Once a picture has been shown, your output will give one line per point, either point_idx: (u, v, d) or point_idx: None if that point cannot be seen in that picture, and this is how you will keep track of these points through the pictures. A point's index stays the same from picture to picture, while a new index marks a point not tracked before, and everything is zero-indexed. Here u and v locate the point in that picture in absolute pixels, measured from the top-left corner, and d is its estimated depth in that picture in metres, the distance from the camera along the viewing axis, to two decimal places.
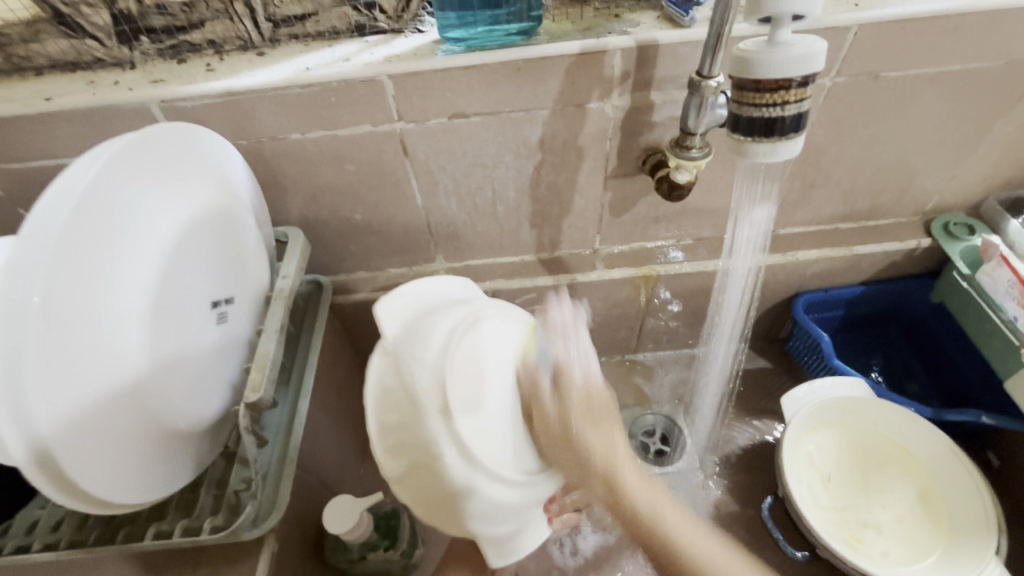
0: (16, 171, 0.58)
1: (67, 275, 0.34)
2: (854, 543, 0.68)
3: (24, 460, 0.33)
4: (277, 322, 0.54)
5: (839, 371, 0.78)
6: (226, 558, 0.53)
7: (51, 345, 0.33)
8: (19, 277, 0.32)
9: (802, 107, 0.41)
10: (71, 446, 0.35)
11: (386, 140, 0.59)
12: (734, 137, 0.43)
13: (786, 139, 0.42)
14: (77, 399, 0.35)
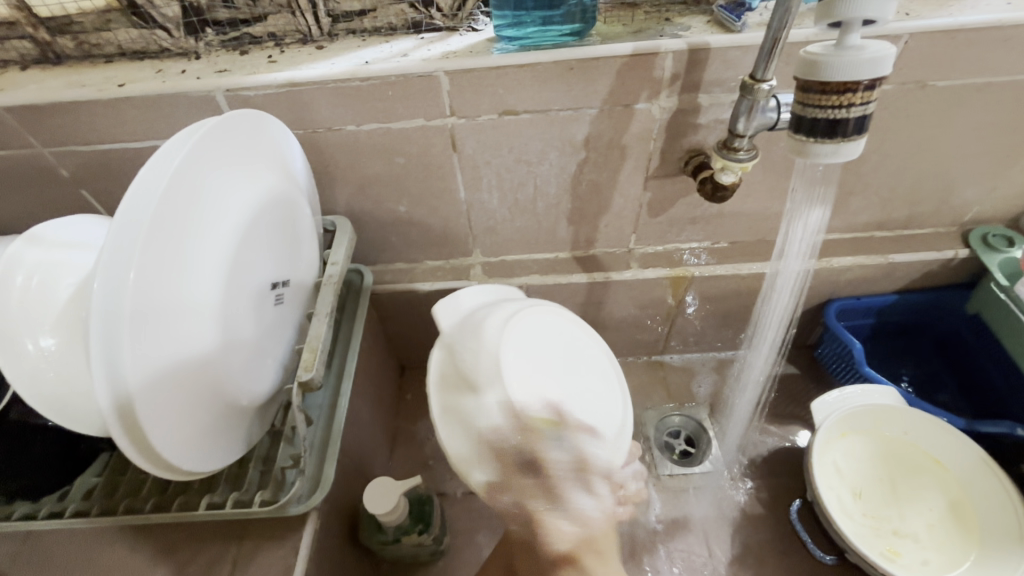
0: (84, 152, 0.61)
1: (158, 250, 0.37)
2: (889, 555, 0.68)
3: (113, 419, 0.36)
4: (328, 306, 0.56)
5: (871, 380, 0.78)
6: (270, 533, 0.55)
7: (139, 314, 0.36)
8: (119, 250, 0.35)
9: (868, 109, 0.41)
10: (150, 409, 0.38)
11: (436, 134, 0.61)
12: (796, 138, 0.44)
13: (849, 141, 0.43)
14: (157, 366, 0.38)
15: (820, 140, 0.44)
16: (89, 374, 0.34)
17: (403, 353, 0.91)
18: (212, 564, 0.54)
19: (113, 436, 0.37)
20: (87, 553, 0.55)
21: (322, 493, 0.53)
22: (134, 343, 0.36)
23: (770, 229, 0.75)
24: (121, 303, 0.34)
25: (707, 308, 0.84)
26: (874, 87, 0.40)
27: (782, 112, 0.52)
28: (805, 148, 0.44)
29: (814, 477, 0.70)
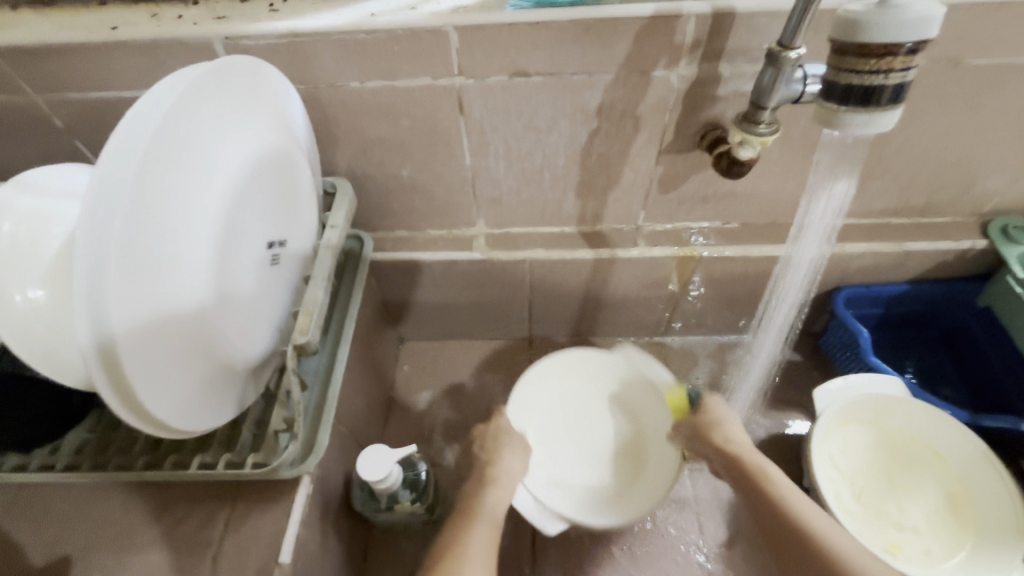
0: (77, 101, 0.59)
1: (148, 193, 0.35)
2: (892, 551, 0.66)
3: (96, 366, 0.34)
4: (325, 270, 0.54)
5: (876, 369, 0.76)
6: (262, 495, 0.54)
7: (127, 258, 0.34)
8: (106, 190, 0.33)
9: (906, 77, 0.39)
10: (136, 359, 0.36)
11: (443, 95, 0.58)
12: (825, 106, 0.42)
13: (883, 111, 0.41)
14: (145, 315, 0.37)
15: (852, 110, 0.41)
16: (72, 316, 0.33)
17: (401, 323, 0.90)
18: (203, 523, 0.53)
19: (96, 385, 0.35)
20: (79, 507, 0.55)
21: (315, 459, 0.53)
22: (122, 289, 0.34)
23: (783, 213, 0.73)
24: (108, 245, 0.33)
25: (712, 291, 0.83)
26: (915, 51, 0.38)
27: (809, 85, 0.49)
28: (835, 117, 0.42)
29: (812, 465, 0.69)
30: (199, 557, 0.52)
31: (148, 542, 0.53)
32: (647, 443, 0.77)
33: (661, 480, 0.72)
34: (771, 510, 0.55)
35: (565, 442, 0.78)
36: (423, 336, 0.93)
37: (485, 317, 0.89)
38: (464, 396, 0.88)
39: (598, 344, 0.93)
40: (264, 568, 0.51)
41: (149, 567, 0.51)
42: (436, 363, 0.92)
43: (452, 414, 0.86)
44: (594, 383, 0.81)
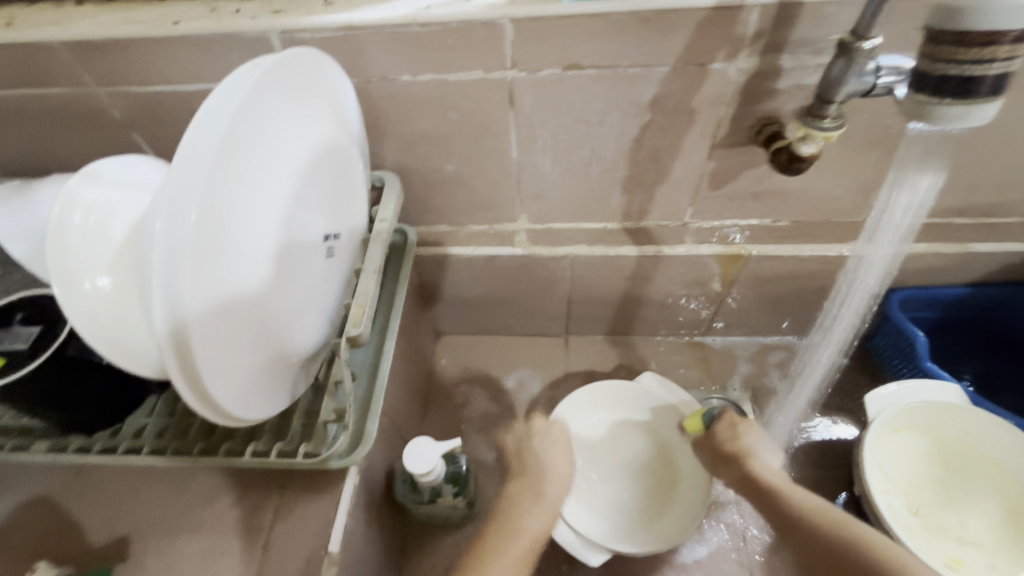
0: (137, 94, 0.60)
1: (221, 179, 0.36)
2: (955, 567, 0.63)
3: (167, 347, 0.35)
4: (376, 264, 0.55)
5: (934, 375, 0.74)
6: (312, 485, 0.55)
7: (200, 242, 0.35)
8: (183, 174, 0.34)
9: (1010, 66, 0.37)
10: (202, 342, 0.37)
11: (494, 88, 0.57)
12: (916, 99, 0.40)
13: (981, 103, 0.39)
14: (213, 299, 0.37)
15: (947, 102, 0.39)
16: (148, 296, 0.34)
17: (438, 317, 0.90)
18: (256, 509, 0.55)
19: (165, 366, 0.36)
20: (138, 490, 0.57)
21: (365, 448, 0.54)
22: (194, 271, 0.35)
23: (838, 212, 0.70)
24: (184, 228, 0.34)
25: (758, 291, 0.80)
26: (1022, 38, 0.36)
27: (882, 76, 0.46)
28: (927, 110, 0.40)
29: (865, 472, 0.67)
30: (252, 542, 0.53)
31: (204, 525, 0.54)
32: (673, 471, 0.75)
33: (687, 513, 0.70)
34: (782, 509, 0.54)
35: (589, 468, 0.76)
36: (460, 331, 0.94)
37: (523, 313, 0.88)
38: (500, 392, 0.88)
39: (635, 342, 0.91)
40: (314, 555, 0.52)
41: (205, 549, 0.53)
42: (472, 358, 0.92)
43: (489, 409, 0.86)
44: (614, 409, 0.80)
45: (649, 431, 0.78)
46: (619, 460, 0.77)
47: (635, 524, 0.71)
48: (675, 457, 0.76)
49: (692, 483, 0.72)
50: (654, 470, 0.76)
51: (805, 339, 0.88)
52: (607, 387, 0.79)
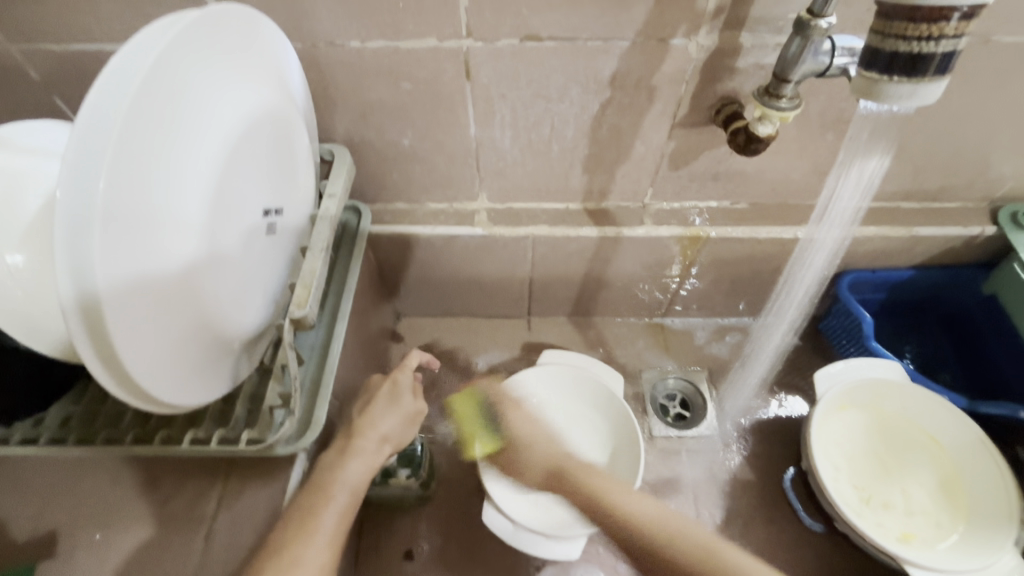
0: (55, 51, 0.55)
1: (136, 141, 0.33)
2: (905, 540, 0.67)
3: (77, 323, 0.33)
4: (323, 241, 0.52)
5: (876, 353, 0.76)
6: (258, 472, 0.53)
7: (112, 209, 0.33)
8: (89, 135, 0.31)
9: (958, 44, 0.37)
10: (120, 318, 0.34)
11: (449, 57, 0.55)
12: (867, 77, 0.40)
13: (929, 82, 0.39)
14: (130, 272, 0.35)
15: (897, 80, 0.40)
16: (53, 266, 0.31)
17: (397, 297, 0.88)
18: (197, 499, 0.52)
19: (76, 344, 0.33)
20: (66, 480, 0.53)
21: (312, 435, 0.51)
22: (105, 241, 0.33)
23: (794, 194, 0.71)
24: (91, 192, 0.31)
25: (716, 274, 0.81)
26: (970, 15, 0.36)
27: (836, 57, 0.47)
28: (877, 88, 0.40)
29: (811, 449, 0.69)
30: (194, 533, 0.51)
31: (138, 518, 0.51)
32: (607, 440, 0.77)
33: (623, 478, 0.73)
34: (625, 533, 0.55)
35: None
36: (421, 313, 0.92)
37: (484, 295, 0.87)
38: (461, 374, 0.87)
39: (597, 324, 0.91)
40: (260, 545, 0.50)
41: (141, 542, 0.50)
42: (433, 340, 0.90)
43: (451, 392, 0.85)
44: (538, 388, 0.81)
45: (573, 410, 0.80)
46: None
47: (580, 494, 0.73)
48: (603, 427, 0.78)
49: (625, 452, 0.75)
50: (588, 443, 0.78)
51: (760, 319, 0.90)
52: (527, 373, 0.80)
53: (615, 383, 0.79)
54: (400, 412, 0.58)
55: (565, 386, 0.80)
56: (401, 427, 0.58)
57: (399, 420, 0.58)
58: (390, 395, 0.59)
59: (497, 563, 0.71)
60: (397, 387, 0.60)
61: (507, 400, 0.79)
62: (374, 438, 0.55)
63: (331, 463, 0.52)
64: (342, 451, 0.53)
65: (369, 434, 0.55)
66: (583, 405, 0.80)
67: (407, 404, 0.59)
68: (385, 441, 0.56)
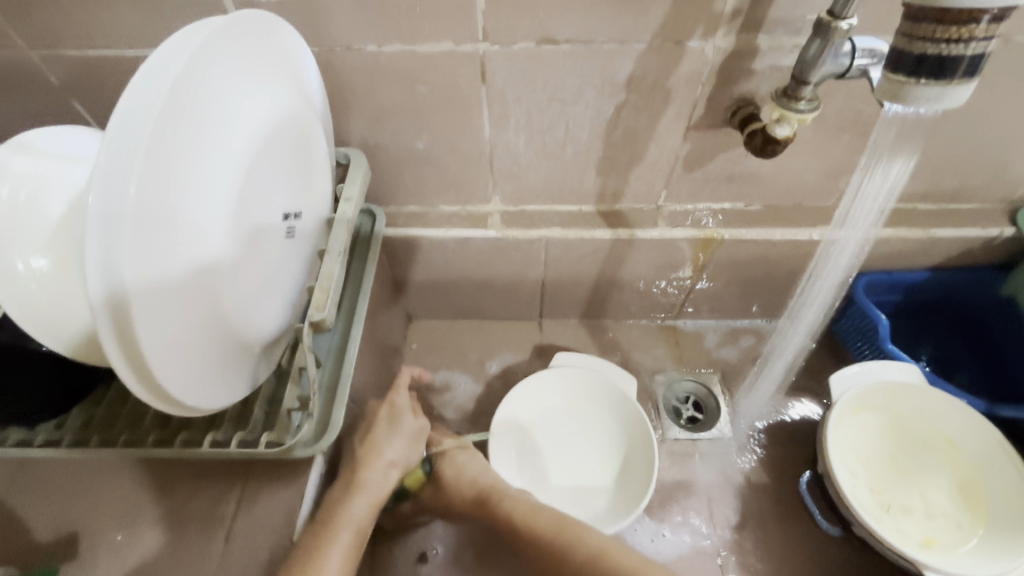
0: (76, 57, 0.55)
1: (166, 145, 0.34)
2: (926, 545, 0.67)
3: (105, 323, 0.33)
4: (341, 244, 0.52)
5: (893, 356, 0.75)
6: (276, 474, 0.53)
7: (142, 211, 0.33)
8: (121, 139, 0.32)
9: (986, 47, 0.37)
10: (147, 319, 0.35)
11: (465, 61, 0.55)
12: (893, 80, 0.40)
13: (956, 85, 0.38)
14: (157, 274, 0.35)
15: (923, 83, 0.39)
16: (84, 267, 0.32)
17: (408, 300, 0.88)
18: (216, 500, 0.53)
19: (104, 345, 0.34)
20: (87, 482, 0.54)
21: (330, 438, 0.52)
22: (134, 243, 0.33)
23: (808, 195, 0.71)
24: (122, 194, 0.32)
25: (730, 276, 0.81)
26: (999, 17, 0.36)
27: (857, 58, 0.46)
28: (903, 91, 0.40)
29: (827, 453, 0.69)
30: (213, 533, 0.51)
31: (157, 519, 0.52)
32: (622, 442, 0.77)
33: (639, 480, 0.73)
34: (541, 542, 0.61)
35: (543, 448, 0.78)
36: (432, 315, 0.92)
37: (495, 297, 0.87)
38: (473, 376, 0.87)
39: (608, 326, 0.91)
40: (279, 546, 0.50)
41: (161, 544, 0.51)
42: (445, 342, 0.90)
43: (463, 394, 0.85)
44: (552, 388, 0.81)
45: (587, 411, 0.80)
46: (571, 448, 0.78)
47: (596, 496, 0.74)
48: (618, 429, 0.78)
49: (640, 454, 0.75)
50: (604, 446, 0.78)
51: (773, 322, 0.90)
52: (542, 374, 0.80)
53: (629, 386, 0.79)
54: (403, 435, 0.61)
55: (580, 388, 0.80)
56: (406, 449, 0.60)
57: (403, 442, 0.60)
58: (390, 418, 0.61)
59: (510, 564, 0.71)
60: (395, 410, 0.62)
61: (522, 400, 0.79)
62: (381, 466, 0.56)
63: (337, 500, 0.53)
64: (347, 487, 0.54)
65: (374, 463, 0.57)
66: (596, 408, 0.80)
67: (408, 424, 0.62)
68: (392, 466, 0.58)
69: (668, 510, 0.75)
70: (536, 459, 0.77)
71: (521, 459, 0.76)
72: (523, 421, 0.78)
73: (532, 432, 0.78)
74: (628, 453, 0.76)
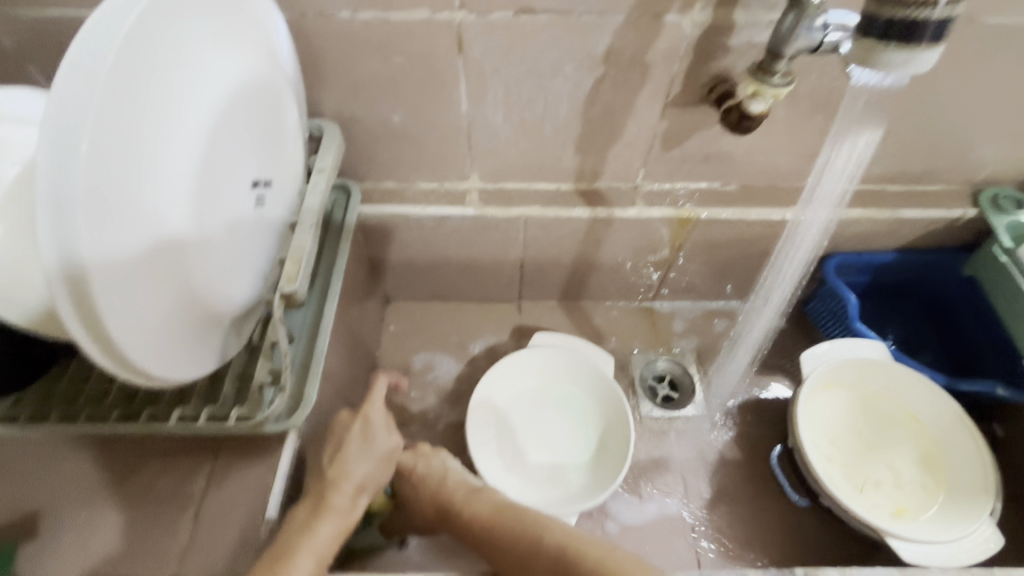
0: (31, 20, 0.53)
1: (121, 101, 0.32)
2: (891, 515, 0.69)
3: (61, 290, 0.31)
4: (313, 216, 0.51)
5: (860, 334, 0.77)
6: (248, 451, 0.52)
7: (97, 172, 0.31)
8: (71, 94, 0.30)
9: (952, 11, 0.38)
10: (106, 286, 0.33)
11: (441, 31, 0.54)
12: (862, 45, 0.41)
13: (923, 49, 0.39)
14: (116, 239, 0.34)
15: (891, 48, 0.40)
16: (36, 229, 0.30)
17: (386, 281, 0.87)
18: (185, 479, 0.51)
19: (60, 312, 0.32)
20: (49, 464, 0.52)
21: (303, 413, 0.51)
22: (89, 204, 0.31)
23: (784, 175, 0.72)
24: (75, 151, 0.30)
25: (706, 258, 0.82)
26: None
27: (829, 34, 0.47)
28: (872, 55, 0.41)
29: (797, 426, 0.71)
30: (183, 511, 0.50)
31: (120, 500, 0.50)
32: (599, 421, 0.78)
33: (614, 459, 0.73)
34: (507, 532, 0.58)
35: (519, 428, 0.78)
36: (410, 297, 0.91)
37: (474, 278, 0.86)
38: (452, 359, 0.86)
39: (587, 308, 0.92)
40: (252, 521, 0.49)
41: (125, 524, 0.49)
42: (423, 324, 0.90)
43: (443, 376, 0.85)
44: (531, 368, 0.81)
45: (566, 390, 0.80)
46: (548, 426, 0.78)
47: (571, 475, 0.75)
48: (595, 408, 0.79)
49: (616, 432, 0.76)
50: (581, 425, 0.78)
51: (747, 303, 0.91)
52: (520, 355, 0.80)
53: (607, 364, 0.79)
54: (371, 454, 0.57)
55: (560, 366, 0.81)
56: (375, 472, 0.58)
57: (373, 463, 0.56)
58: (362, 437, 0.57)
59: None
60: (370, 428, 0.58)
61: (500, 380, 0.79)
62: (349, 489, 0.53)
63: (296, 523, 0.49)
64: (308, 510, 0.50)
65: (338, 484, 0.53)
66: (573, 387, 0.80)
67: (379, 442, 0.58)
68: (358, 484, 0.55)
69: (645, 489, 0.76)
70: (512, 439, 0.77)
71: (496, 438, 0.76)
72: (500, 401, 0.78)
73: (509, 412, 0.78)
74: (605, 432, 0.77)
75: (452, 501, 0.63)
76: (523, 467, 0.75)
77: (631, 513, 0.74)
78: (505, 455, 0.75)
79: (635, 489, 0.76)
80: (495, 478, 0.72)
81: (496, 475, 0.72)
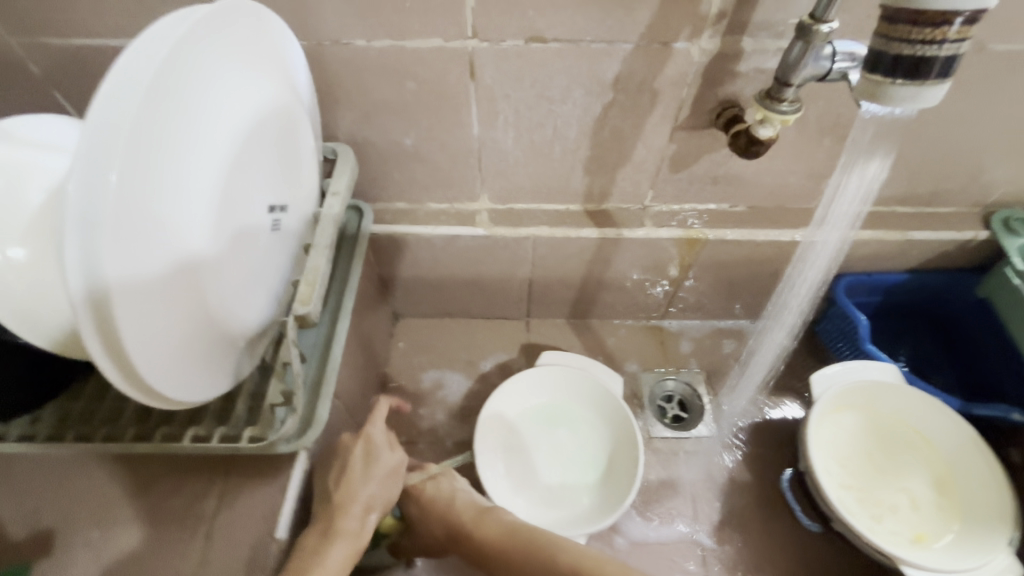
0: (59, 48, 0.55)
1: (147, 133, 0.33)
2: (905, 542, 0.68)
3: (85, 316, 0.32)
4: (327, 239, 0.52)
5: (872, 356, 0.76)
6: (258, 470, 0.53)
7: (123, 202, 0.32)
8: (100, 127, 0.31)
9: (959, 49, 0.38)
10: (126, 311, 0.34)
11: (454, 58, 0.55)
12: (871, 79, 0.41)
13: (931, 85, 0.40)
14: (138, 266, 0.35)
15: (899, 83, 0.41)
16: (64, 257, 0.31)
17: (396, 298, 0.88)
18: (196, 498, 0.52)
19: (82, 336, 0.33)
20: (63, 481, 0.52)
21: (314, 433, 0.51)
22: (116, 232, 0.32)
23: (793, 197, 0.72)
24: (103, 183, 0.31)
25: (715, 277, 0.82)
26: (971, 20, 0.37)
27: (837, 62, 0.47)
28: (880, 90, 0.41)
29: (807, 449, 0.70)
30: (193, 530, 0.50)
31: (132, 518, 0.51)
32: (607, 440, 0.78)
33: (622, 480, 0.73)
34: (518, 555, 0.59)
35: (527, 447, 0.78)
36: (420, 314, 0.92)
37: (483, 296, 0.87)
38: (460, 377, 0.87)
39: (596, 326, 0.92)
40: (262, 541, 0.50)
41: (136, 543, 0.50)
42: (432, 341, 0.90)
43: (452, 393, 0.85)
44: (540, 386, 0.81)
45: (574, 409, 0.80)
46: (555, 446, 0.78)
47: (578, 496, 0.74)
48: (604, 427, 0.78)
49: (624, 453, 0.75)
50: (590, 444, 0.78)
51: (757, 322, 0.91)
52: (529, 373, 0.80)
53: (615, 384, 0.79)
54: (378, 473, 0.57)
55: (568, 385, 0.81)
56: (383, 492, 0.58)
57: (374, 481, 0.57)
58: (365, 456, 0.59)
59: None
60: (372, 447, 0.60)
61: (508, 398, 0.79)
62: (357, 510, 0.54)
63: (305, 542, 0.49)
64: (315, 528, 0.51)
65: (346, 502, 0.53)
66: (582, 406, 0.80)
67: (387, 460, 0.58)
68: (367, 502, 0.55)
69: (655, 512, 0.75)
70: (518, 458, 0.77)
71: (502, 457, 0.76)
72: (508, 419, 0.79)
73: (516, 430, 0.78)
74: (614, 452, 0.76)
75: (461, 521, 0.63)
76: (528, 486, 0.75)
77: (639, 535, 0.74)
78: (511, 474, 0.75)
79: (644, 512, 0.75)
80: (501, 498, 0.72)
81: (502, 495, 0.72)
